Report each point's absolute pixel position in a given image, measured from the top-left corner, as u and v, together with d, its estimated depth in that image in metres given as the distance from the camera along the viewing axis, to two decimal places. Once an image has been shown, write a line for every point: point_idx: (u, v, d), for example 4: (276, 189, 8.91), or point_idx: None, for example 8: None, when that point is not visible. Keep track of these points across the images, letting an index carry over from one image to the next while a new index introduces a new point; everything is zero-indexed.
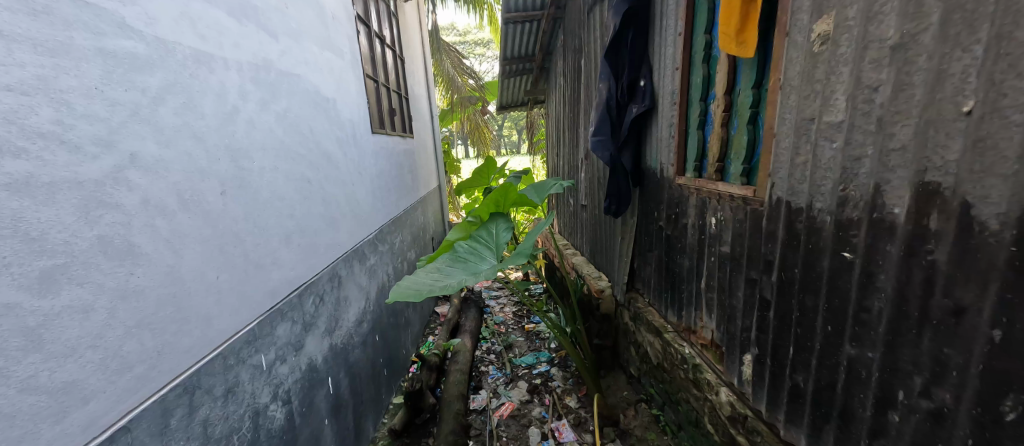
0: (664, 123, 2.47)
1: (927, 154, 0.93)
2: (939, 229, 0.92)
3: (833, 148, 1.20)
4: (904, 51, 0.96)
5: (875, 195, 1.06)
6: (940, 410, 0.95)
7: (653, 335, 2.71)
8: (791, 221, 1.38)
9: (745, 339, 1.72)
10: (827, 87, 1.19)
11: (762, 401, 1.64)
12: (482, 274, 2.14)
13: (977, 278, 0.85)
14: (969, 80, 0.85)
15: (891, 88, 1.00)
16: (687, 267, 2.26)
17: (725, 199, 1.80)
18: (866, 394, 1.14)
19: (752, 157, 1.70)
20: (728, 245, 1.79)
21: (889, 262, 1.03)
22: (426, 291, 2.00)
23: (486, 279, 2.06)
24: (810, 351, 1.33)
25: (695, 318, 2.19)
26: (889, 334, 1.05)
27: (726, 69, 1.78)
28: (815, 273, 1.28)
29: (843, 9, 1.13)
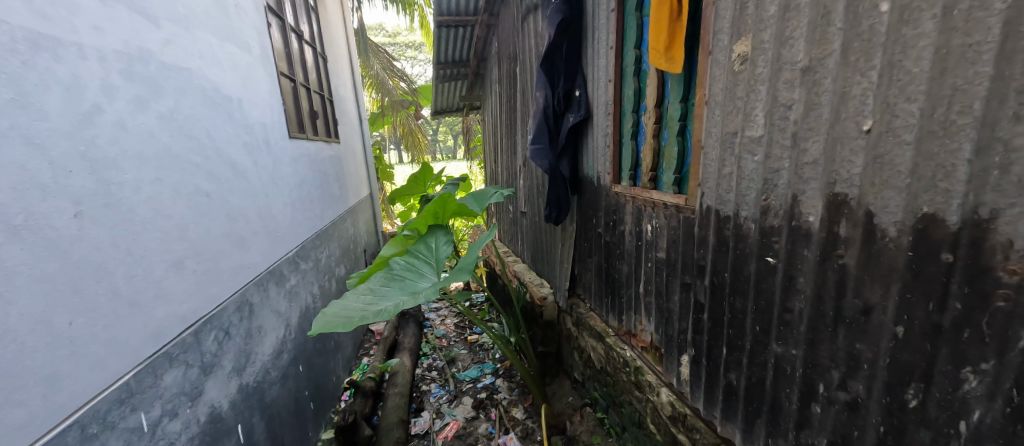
0: (599, 133, 2.55)
1: (834, 167, 1.02)
2: (847, 235, 1.00)
3: (755, 161, 1.28)
4: (813, 74, 1.05)
5: (793, 205, 1.15)
6: (855, 400, 1.04)
7: (596, 340, 2.77)
8: (720, 228, 1.46)
9: (682, 341, 1.80)
10: (748, 104, 1.28)
11: (699, 399, 1.72)
12: (422, 294, 1.98)
13: (880, 280, 0.94)
14: (867, 102, 0.93)
15: (803, 107, 1.09)
16: (625, 273, 2.34)
17: (660, 207, 1.89)
18: (792, 388, 1.22)
19: (682, 167, 1.79)
20: (664, 251, 1.87)
21: (807, 266, 1.12)
22: (357, 318, 1.83)
23: (426, 299, 1.93)
24: (740, 350, 1.42)
25: (635, 321, 2.27)
26: (809, 333, 1.13)
27: (656, 83, 1.87)
28: (743, 277, 1.37)
29: (759, 32, 1.22)
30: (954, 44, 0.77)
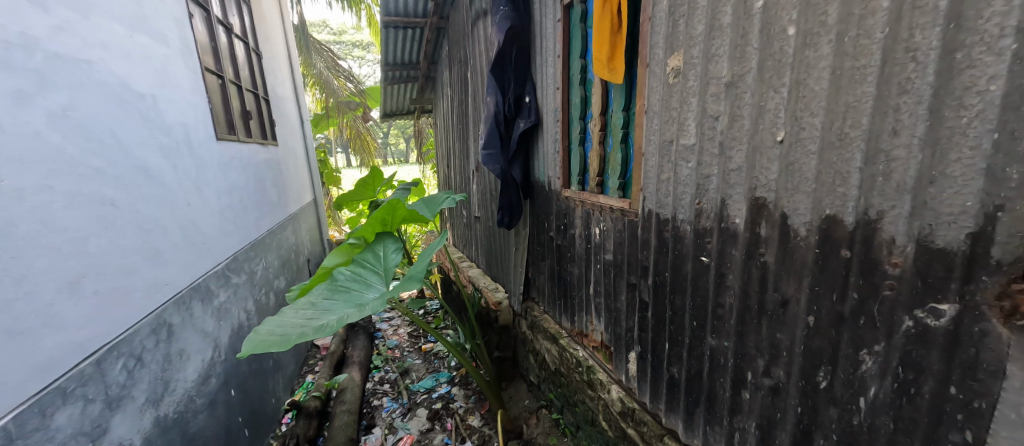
0: (549, 139, 2.61)
1: (755, 173, 1.12)
2: (767, 235, 1.10)
3: (689, 167, 1.38)
4: (735, 88, 1.15)
5: (722, 208, 1.25)
6: (777, 385, 1.13)
7: (550, 342, 2.82)
8: (660, 230, 1.56)
9: (630, 339, 1.88)
10: (682, 115, 1.38)
11: (646, 393, 1.81)
12: (368, 306, 1.89)
13: (795, 275, 1.03)
14: (779, 115, 1.03)
15: (728, 118, 1.19)
16: (576, 275, 2.41)
17: (607, 211, 1.97)
18: (725, 377, 1.32)
19: (626, 172, 1.88)
20: (611, 253, 1.96)
21: (735, 264, 1.22)
22: (295, 335, 1.72)
23: (372, 311, 1.85)
24: (680, 344, 1.51)
25: (586, 321, 2.35)
26: (738, 325, 1.23)
27: (600, 92, 1.95)
28: (681, 275, 1.46)
29: (689, 48, 1.32)
30: (844, 66, 0.87)
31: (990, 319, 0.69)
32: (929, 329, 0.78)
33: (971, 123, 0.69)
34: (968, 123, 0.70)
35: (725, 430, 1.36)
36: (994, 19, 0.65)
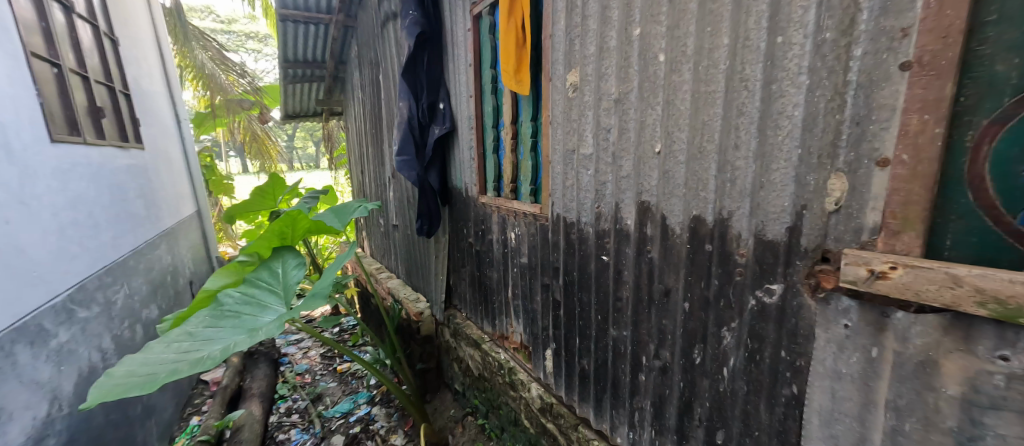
0: (464, 146, 2.63)
1: (641, 180, 1.27)
2: (652, 233, 1.26)
3: (588, 174, 1.50)
4: (621, 105, 1.30)
5: (617, 211, 1.39)
6: (665, 366, 1.28)
7: (473, 348, 2.84)
8: (567, 233, 1.68)
9: (546, 337, 1.98)
10: (580, 127, 1.51)
11: (562, 386, 1.92)
12: (262, 330, 1.70)
13: (674, 267, 1.19)
14: (656, 130, 1.19)
15: (617, 131, 1.33)
16: (495, 280, 2.46)
17: (521, 216, 2.06)
18: (625, 363, 1.45)
19: (536, 179, 1.99)
20: (526, 256, 2.05)
21: (629, 261, 1.37)
22: (164, 374, 1.48)
23: (264, 337, 1.66)
24: (589, 337, 1.64)
25: (507, 324, 2.42)
26: (634, 315, 1.38)
27: (510, 102, 2.03)
28: (586, 273, 1.59)
29: (583, 66, 1.45)
30: (700, 90, 1.03)
31: (803, 293, 0.87)
32: (766, 305, 0.94)
33: (783, 141, 0.87)
34: (782, 141, 0.87)
35: (626, 412, 1.50)
36: (794, 59, 0.83)
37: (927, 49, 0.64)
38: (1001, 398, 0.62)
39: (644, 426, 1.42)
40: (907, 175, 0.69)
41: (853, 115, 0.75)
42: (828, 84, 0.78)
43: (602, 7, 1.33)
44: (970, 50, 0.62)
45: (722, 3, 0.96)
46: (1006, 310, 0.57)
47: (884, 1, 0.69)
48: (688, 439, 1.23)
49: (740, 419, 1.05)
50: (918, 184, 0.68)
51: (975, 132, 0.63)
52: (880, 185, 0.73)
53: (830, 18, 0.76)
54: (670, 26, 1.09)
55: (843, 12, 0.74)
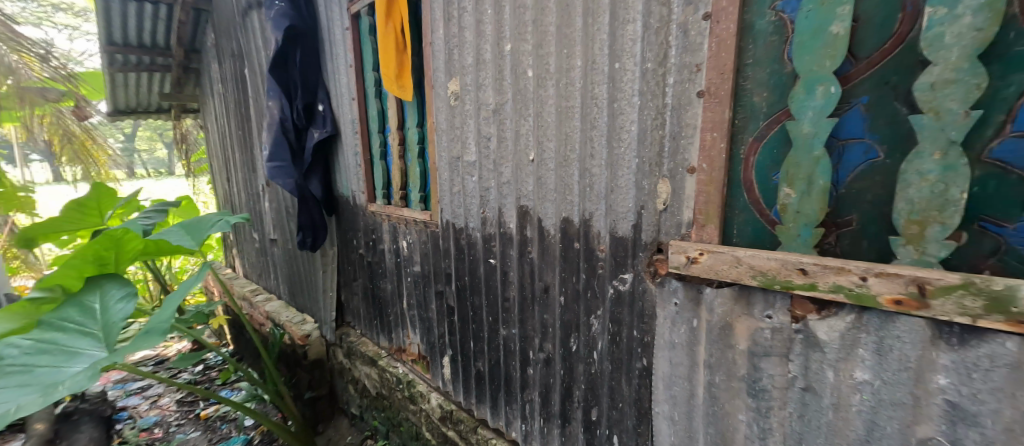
0: (348, 151, 2.47)
1: (519, 186, 1.35)
2: (531, 235, 1.35)
3: (473, 181, 1.54)
4: (498, 115, 1.37)
5: (500, 215, 1.46)
6: (548, 357, 1.38)
7: (369, 366, 2.67)
8: (457, 238, 1.70)
9: (442, 344, 1.97)
10: (462, 134, 1.54)
11: (461, 392, 1.92)
12: (64, 386, 1.37)
13: (550, 265, 1.30)
14: (529, 140, 1.28)
15: (497, 139, 1.40)
16: (390, 292, 2.36)
17: (412, 223, 2.01)
18: (515, 360, 1.53)
19: (425, 185, 1.97)
20: (419, 264, 2.01)
21: (513, 262, 1.44)
22: None
23: (67, 394, 1.35)
24: (482, 339, 1.68)
25: (403, 336, 2.33)
26: (520, 314, 1.45)
27: (395, 108, 1.98)
28: (476, 277, 1.63)
29: (463, 75, 1.49)
30: (562, 105, 1.15)
31: (646, 279, 1.03)
32: (621, 292, 1.09)
33: (625, 151, 1.02)
34: (624, 151, 1.02)
35: (519, 406, 1.58)
36: (629, 82, 0.98)
37: (712, 81, 0.82)
38: (770, 346, 0.82)
39: (534, 417, 1.51)
40: (706, 180, 0.87)
41: (670, 131, 0.92)
42: (652, 105, 0.94)
43: (476, 21, 1.38)
44: (739, 85, 0.81)
45: (574, 29, 1.08)
46: (768, 279, 0.77)
47: (684, 41, 0.86)
48: (570, 421, 1.35)
49: (608, 394, 1.19)
50: (714, 187, 0.86)
51: (745, 146, 0.83)
52: (691, 188, 0.90)
53: (651, 51, 0.92)
54: (535, 44, 1.19)
55: (659, 47, 0.91)
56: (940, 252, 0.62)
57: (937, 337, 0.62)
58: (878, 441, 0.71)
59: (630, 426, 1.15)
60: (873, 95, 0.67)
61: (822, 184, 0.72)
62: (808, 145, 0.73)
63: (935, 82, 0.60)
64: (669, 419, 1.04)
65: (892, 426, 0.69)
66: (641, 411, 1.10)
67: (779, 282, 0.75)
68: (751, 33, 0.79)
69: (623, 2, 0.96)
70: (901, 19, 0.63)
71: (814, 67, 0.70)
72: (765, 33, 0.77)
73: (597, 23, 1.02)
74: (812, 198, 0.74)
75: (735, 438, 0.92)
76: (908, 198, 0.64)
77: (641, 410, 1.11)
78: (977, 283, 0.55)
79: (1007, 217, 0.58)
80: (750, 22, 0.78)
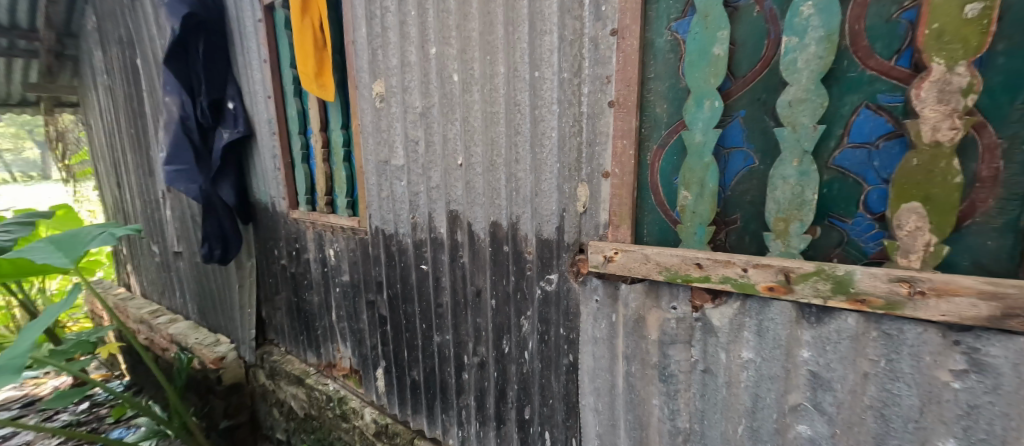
0: (265, 154, 2.26)
1: (449, 191, 1.34)
2: (461, 240, 1.35)
3: (402, 185, 1.50)
4: (426, 118, 1.35)
5: (430, 220, 1.43)
6: (482, 361, 1.38)
7: (295, 386, 2.47)
8: (387, 245, 1.64)
9: (375, 356, 1.89)
10: (389, 137, 1.49)
11: (396, 404, 1.85)
12: None
13: (481, 269, 1.30)
14: (457, 144, 1.28)
15: (424, 143, 1.37)
16: (317, 304, 2.20)
17: (338, 231, 1.90)
18: (450, 366, 1.51)
19: (352, 190, 1.87)
20: (347, 274, 1.91)
21: (445, 267, 1.43)
22: None
23: None
24: (416, 347, 1.64)
25: (333, 351, 2.19)
26: (454, 319, 1.44)
27: (317, 108, 1.86)
28: (408, 284, 1.58)
29: (388, 77, 1.44)
30: (488, 110, 1.17)
31: (570, 279, 1.08)
32: (548, 292, 1.13)
33: (547, 156, 1.06)
34: (546, 156, 1.06)
35: (455, 412, 1.56)
36: (548, 90, 1.02)
37: (621, 93, 0.89)
38: (675, 334, 0.90)
39: (470, 422, 1.50)
40: (618, 184, 0.93)
41: (587, 138, 0.97)
42: (570, 113, 0.99)
43: (400, 22, 1.35)
44: (643, 97, 0.89)
45: (496, 36, 1.10)
46: (671, 273, 0.85)
47: (596, 54, 0.92)
48: (505, 422, 1.36)
49: (539, 392, 1.22)
50: (625, 190, 0.92)
51: (651, 153, 0.90)
52: (606, 191, 0.96)
53: (566, 62, 0.97)
54: (459, 49, 1.19)
55: (573, 58, 0.96)
56: (800, 245, 0.73)
57: (801, 317, 0.73)
58: (761, 411, 0.81)
59: (560, 420, 1.19)
60: (748, 109, 0.78)
61: (712, 188, 0.81)
62: (701, 153, 0.81)
63: (791, 100, 0.70)
64: (595, 410, 1.10)
65: (771, 397, 0.79)
66: (569, 405, 1.15)
67: (681, 276, 0.83)
68: (652, 51, 0.86)
69: (540, 13, 0.99)
70: (767, 45, 0.74)
71: (702, 83, 0.79)
72: (664, 51, 0.85)
73: (517, 32, 1.05)
74: (705, 199, 0.82)
75: (650, 422, 0.99)
76: (775, 199, 0.74)
77: (569, 404, 1.16)
78: (827, 269, 0.67)
79: (847, 214, 0.70)
80: (651, 40, 0.86)
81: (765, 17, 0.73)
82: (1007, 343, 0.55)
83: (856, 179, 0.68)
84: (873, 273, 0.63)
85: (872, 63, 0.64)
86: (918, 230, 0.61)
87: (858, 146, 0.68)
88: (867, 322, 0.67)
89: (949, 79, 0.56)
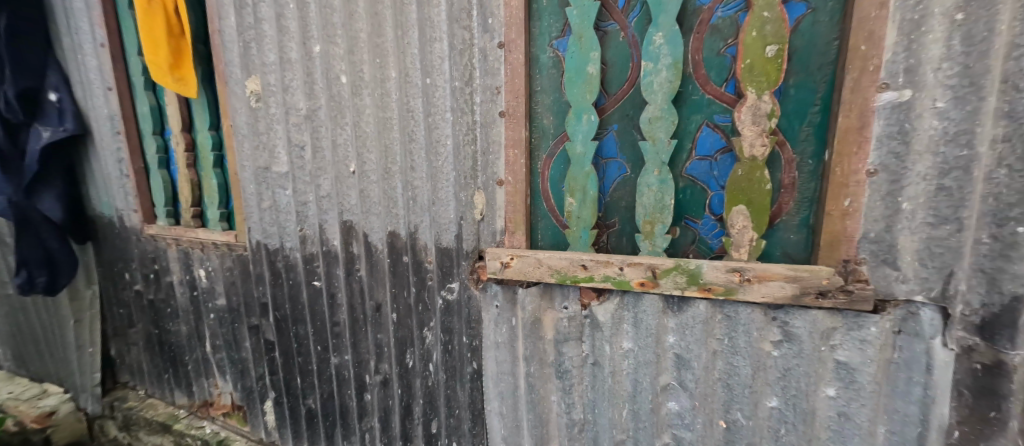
0: (106, 158, 1.85)
1: (341, 199, 1.24)
2: (357, 252, 1.26)
3: (287, 195, 1.35)
4: (311, 121, 1.23)
5: (322, 232, 1.32)
6: (385, 378, 1.31)
7: (159, 435, 2.06)
8: (271, 261, 1.46)
9: (262, 387, 1.67)
10: (270, 141, 1.33)
11: (289, 438, 1.66)
12: None
13: (380, 282, 1.24)
14: (348, 150, 1.19)
15: (311, 149, 1.25)
16: (185, 335, 1.87)
17: (209, 247, 1.63)
18: (351, 388, 1.40)
19: (227, 200, 1.63)
20: (223, 297, 1.65)
21: (340, 283, 1.32)
22: None
23: None
24: (311, 372, 1.49)
25: (209, 387, 1.88)
26: (352, 338, 1.34)
27: (177, 105, 1.59)
28: (299, 303, 1.43)
29: (264, 75, 1.29)
30: (380, 115, 1.11)
31: (471, 287, 1.08)
32: (450, 301, 1.12)
33: (443, 164, 1.05)
34: (442, 164, 1.05)
35: (357, 437, 1.45)
36: (441, 98, 1.01)
37: (510, 104, 0.92)
38: (568, 332, 0.96)
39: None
40: (512, 191, 0.96)
41: (481, 147, 0.98)
42: (463, 121, 0.99)
43: (277, 14, 1.21)
44: (531, 108, 0.93)
45: (386, 39, 1.06)
46: (561, 275, 0.90)
47: (485, 65, 0.94)
48: (411, 440, 1.31)
49: (445, 404, 1.20)
50: (518, 197, 0.96)
51: (540, 162, 0.95)
52: (501, 198, 0.99)
53: (457, 70, 0.97)
54: (346, 49, 1.12)
55: (464, 67, 0.96)
56: (663, 244, 0.83)
57: (667, 307, 0.83)
58: (640, 395, 0.91)
59: (467, 429, 1.18)
60: (620, 124, 0.86)
61: (592, 194, 0.88)
62: (582, 162, 0.88)
63: (651, 117, 0.79)
64: (499, 414, 1.11)
65: (647, 380, 0.89)
66: (475, 413, 1.15)
67: (570, 277, 0.89)
68: (537, 65, 0.92)
69: (429, 20, 0.98)
70: (631, 68, 0.83)
71: (580, 98, 0.86)
72: (547, 66, 0.91)
73: (407, 37, 1.03)
74: (587, 205, 0.89)
75: (550, 417, 1.04)
76: (643, 204, 0.83)
77: (475, 412, 1.15)
78: (683, 264, 0.77)
79: (697, 215, 0.81)
80: (535, 56, 0.91)
81: (629, 43, 0.82)
82: (804, 316, 0.71)
83: (702, 186, 0.80)
84: (715, 266, 0.75)
85: (708, 88, 0.76)
86: (745, 228, 0.75)
87: (703, 158, 0.79)
88: (714, 307, 0.78)
89: (759, 105, 0.70)
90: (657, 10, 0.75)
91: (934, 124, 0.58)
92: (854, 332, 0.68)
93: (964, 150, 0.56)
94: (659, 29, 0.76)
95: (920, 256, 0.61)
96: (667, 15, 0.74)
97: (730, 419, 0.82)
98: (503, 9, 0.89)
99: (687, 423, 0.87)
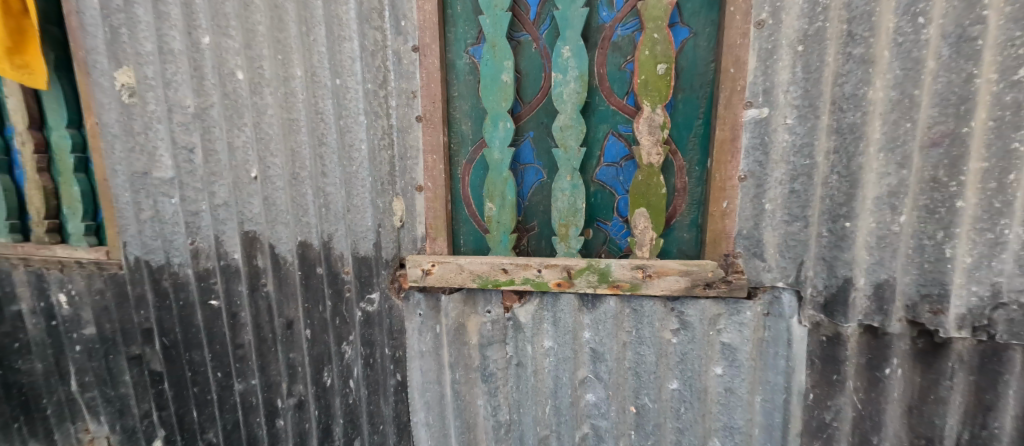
0: None
1: (241, 208, 1.12)
2: (263, 265, 1.15)
3: (173, 204, 1.19)
4: (201, 121, 1.10)
5: (218, 245, 1.17)
6: (300, 401, 1.21)
7: None
8: (155, 280, 1.26)
9: (148, 426, 1.44)
10: (149, 142, 1.16)
11: None
12: None
13: (290, 297, 1.14)
14: (248, 153, 1.08)
15: (202, 151, 1.11)
16: (41, 374, 1.54)
17: (72, 267, 1.37)
18: (260, 415, 1.27)
19: (96, 211, 1.39)
20: (93, 325, 1.40)
21: (243, 300, 1.19)
22: None
23: None
24: (210, 402, 1.32)
25: (76, 434, 1.58)
26: (259, 360, 1.21)
27: (20, 96, 1.30)
28: (193, 326, 1.26)
29: (139, 66, 1.12)
30: (285, 117, 1.02)
31: (392, 296, 1.04)
32: (370, 313, 1.07)
33: (357, 169, 0.99)
34: (356, 169, 0.99)
35: None
36: (353, 100, 0.96)
37: (427, 109, 0.91)
38: (492, 335, 0.97)
39: None
40: (432, 197, 0.95)
41: (397, 152, 0.96)
42: (378, 125, 0.95)
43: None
44: (450, 114, 0.93)
45: (289, 34, 0.98)
46: (483, 280, 0.90)
47: (400, 68, 0.91)
48: None
49: (368, 420, 1.14)
50: (438, 202, 0.94)
51: (461, 167, 0.96)
52: (421, 204, 0.97)
53: (370, 72, 0.93)
54: (242, 43, 1.01)
55: (377, 69, 0.92)
56: (577, 245, 0.88)
57: (582, 304, 0.88)
58: (561, 390, 0.95)
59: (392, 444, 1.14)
60: (535, 131, 0.89)
61: (511, 199, 0.90)
62: (500, 167, 0.89)
63: (562, 125, 0.83)
64: (426, 424, 1.09)
65: (566, 376, 0.93)
66: (401, 427, 1.11)
67: (491, 281, 0.90)
68: (454, 71, 0.92)
69: (337, 17, 0.93)
70: (544, 78, 0.86)
71: (496, 105, 0.87)
72: (464, 72, 0.92)
73: (313, 33, 0.96)
74: (506, 209, 0.91)
75: (476, 422, 1.04)
76: (558, 208, 0.87)
77: (400, 426, 1.11)
78: (594, 264, 0.83)
79: (606, 217, 0.87)
80: (452, 61, 0.91)
81: (541, 54, 0.86)
82: (695, 306, 0.80)
83: (610, 190, 0.86)
84: (622, 264, 0.81)
85: (612, 100, 0.82)
86: (646, 228, 0.82)
87: (610, 164, 0.85)
88: (622, 302, 0.85)
89: (653, 118, 0.77)
90: (564, 25, 0.79)
91: (785, 138, 0.69)
92: (734, 316, 0.78)
93: (807, 160, 0.68)
94: (567, 42, 0.80)
95: (779, 248, 0.73)
96: (573, 31, 0.79)
97: (639, 404, 0.90)
98: (416, 12, 0.87)
99: (603, 412, 0.93)
